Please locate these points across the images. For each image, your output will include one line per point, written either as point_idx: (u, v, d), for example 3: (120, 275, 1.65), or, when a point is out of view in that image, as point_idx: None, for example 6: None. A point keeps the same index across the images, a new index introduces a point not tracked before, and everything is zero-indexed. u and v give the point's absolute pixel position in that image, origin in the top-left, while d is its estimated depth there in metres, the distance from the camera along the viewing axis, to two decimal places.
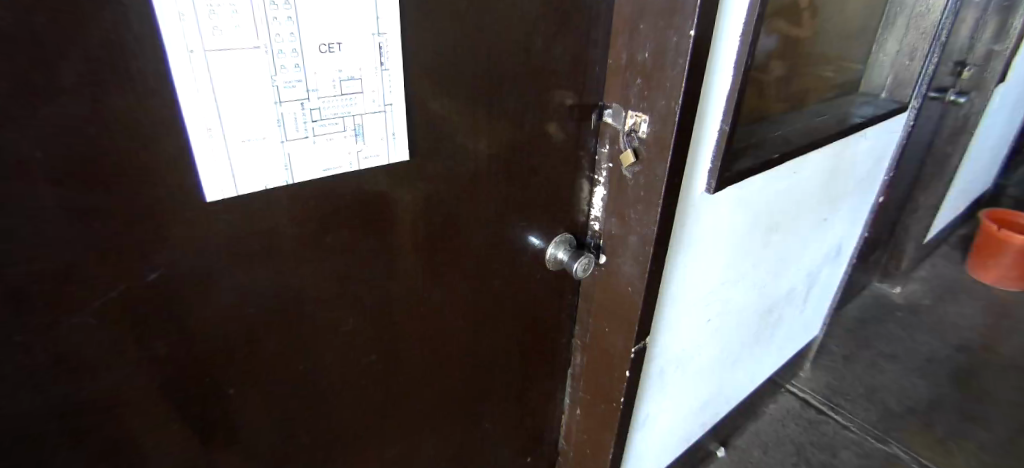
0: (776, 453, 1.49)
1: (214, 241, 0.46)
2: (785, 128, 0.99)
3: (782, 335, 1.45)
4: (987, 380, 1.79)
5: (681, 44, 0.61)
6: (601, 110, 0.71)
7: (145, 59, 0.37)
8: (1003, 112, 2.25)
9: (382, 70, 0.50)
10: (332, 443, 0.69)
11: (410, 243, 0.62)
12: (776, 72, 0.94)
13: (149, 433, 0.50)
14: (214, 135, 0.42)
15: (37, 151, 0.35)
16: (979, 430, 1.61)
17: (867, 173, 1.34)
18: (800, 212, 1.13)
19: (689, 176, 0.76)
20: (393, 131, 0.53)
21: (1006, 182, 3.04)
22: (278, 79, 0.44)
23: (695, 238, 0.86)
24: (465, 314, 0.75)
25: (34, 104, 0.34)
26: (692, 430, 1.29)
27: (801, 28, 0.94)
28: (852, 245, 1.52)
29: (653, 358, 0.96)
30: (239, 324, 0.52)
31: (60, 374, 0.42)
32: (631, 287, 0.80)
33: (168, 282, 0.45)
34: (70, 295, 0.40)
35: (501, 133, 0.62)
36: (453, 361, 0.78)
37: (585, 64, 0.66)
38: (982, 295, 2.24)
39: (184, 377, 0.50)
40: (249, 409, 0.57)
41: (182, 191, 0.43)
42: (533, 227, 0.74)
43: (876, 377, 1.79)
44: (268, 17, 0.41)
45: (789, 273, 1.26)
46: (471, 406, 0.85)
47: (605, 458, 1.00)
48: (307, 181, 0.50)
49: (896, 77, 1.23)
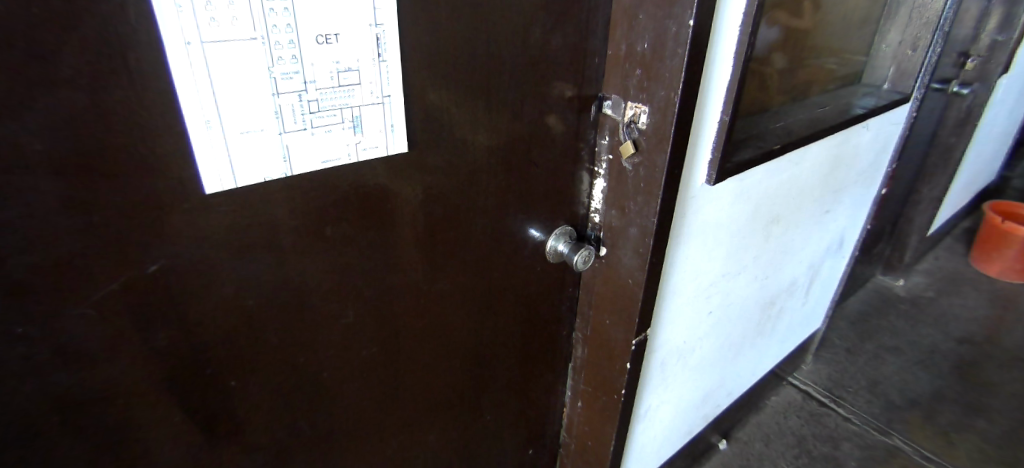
0: (777, 445, 1.49)
1: (214, 232, 0.46)
2: (787, 119, 0.98)
3: (783, 328, 1.44)
4: (990, 373, 1.78)
5: (681, 34, 0.60)
6: (601, 102, 0.71)
7: (143, 51, 0.37)
8: (1007, 104, 2.23)
9: (380, 61, 0.50)
10: (334, 436, 0.70)
11: (410, 237, 0.62)
12: (777, 64, 0.93)
13: (150, 424, 0.50)
14: (212, 127, 0.43)
15: (37, 143, 0.35)
16: (980, 422, 1.60)
17: (869, 165, 1.34)
18: (801, 204, 1.12)
19: (689, 165, 0.75)
20: (391, 122, 0.53)
21: (1011, 175, 3.03)
22: (275, 71, 0.44)
23: (696, 229, 0.85)
24: (466, 307, 0.75)
25: (34, 96, 0.34)
26: (694, 422, 1.29)
27: (803, 19, 0.93)
28: (852, 239, 1.52)
29: (653, 350, 0.96)
30: (241, 316, 0.52)
31: (64, 366, 0.42)
32: (631, 279, 0.80)
33: (167, 275, 0.45)
34: (72, 287, 0.40)
35: (501, 126, 0.62)
36: (454, 354, 0.78)
37: (585, 56, 0.66)
38: (985, 287, 2.23)
39: (184, 370, 0.50)
40: (249, 403, 0.58)
41: (183, 184, 0.43)
42: (533, 219, 0.74)
43: (878, 369, 1.79)
44: (265, 9, 0.41)
45: (790, 266, 1.25)
46: (473, 397, 0.86)
47: (605, 449, 1.00)
48: (306, 173, 0.50)
49: (898, 68, 1.22)
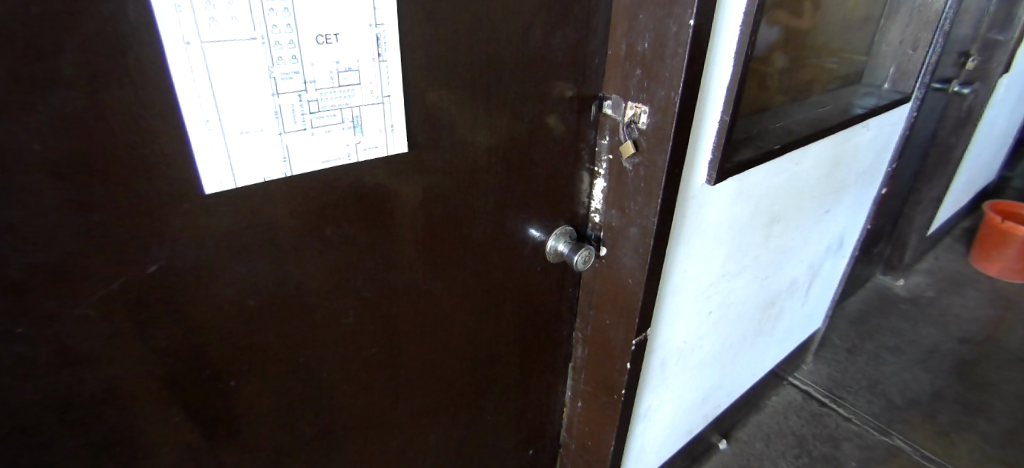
0: (777, 445, 1.49)
1: (214, 232, 0.46)
2: (787, 119, 0.98)
3: (784, 328, 1.44)
4: (990, 373, 1.78)
5: (681, 34, 0.60)
6: (601, 102, 0.71)
7: (143, 51, 0.37)
8: (1007, 103, 2.22)
9: (380, 61, 0.50)
10: (333, 436, 0.70)
11: (409, 237, 0.62)
12: (777, 64, 0.93)
13: (150, 424, 0.50)
14: (212, 127, 0.42)
15: (36, 143, 0.35)
16: (980, 422, 1.60)
17: (869, 165, 1.34)
18: (801, 204, 1.12)
19: (689, 165, 0.75)
20: (391, 122, 0.53)
21: (1011, 175, 3.03)
22: (275, 71, 0.44)
23: (696, 229, 0.85)
24: (466, 307, 0.75)
25: (33, 95, 0.34)
26: (694, 422, 1.29)
27: (803, 19, 0.93)
28: (853, 239, 1.52)
29: (653, 350, 0.96)
30: (241, 316, 0.52)
31: (63, 366, 0.42)
32: (631, 279, 0.80)
33: (167, 275, 0.45)
34: (72, 287, 0.40)
35: (501, 126, 0.62)
36: (454, 354, 0.78)
37: (585, 55, 0.66)
38: (986, 286, 2.23)
39: (184, 370, 0.50)
40: (249, 403, 0.58)
41: (182, 184, 0.43)
42: (533, 219, 0.74)
43: (878, 369, 1.79)
44: (265, 9, 0.41)
45: (790, 266, 1.25)
46: (473, 397, 0.86)
47: (605, 449, 1.00)
48: (305, 173, 0.50)
49: (898, 68, 1.22)
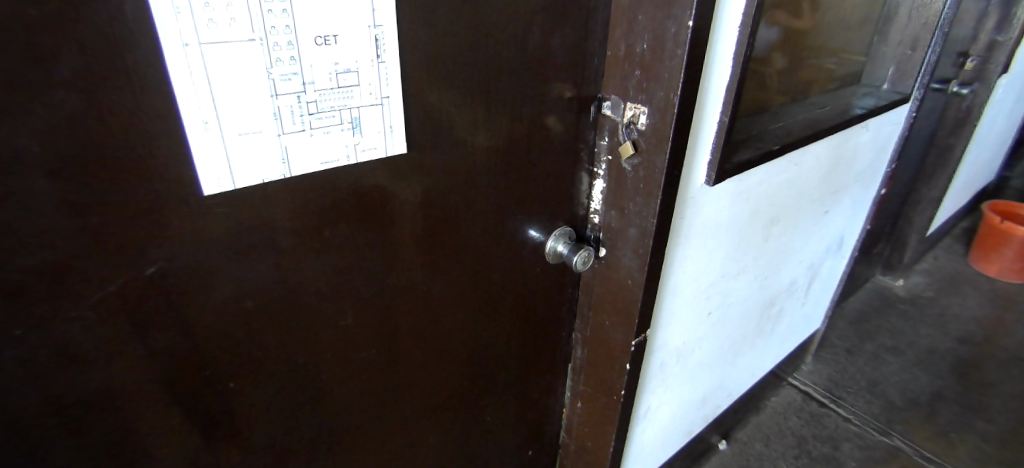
0: (777, 446, 1.49)
1: (213, 233, 0.46)
2: (786, 120, 0.98)
3: (783, 328, 1.45)
4: (990, 373, 1.78)
5: (680, 34, 0.60)
6: (600, 102, 0.71)
7: (142, 52, 0.37)
8: (1006, 104, 2.23)
9: (379, 62, 0.50)
10: (332, 437, 0.70)
11: (409, 238, 0.62)
12: (777, 64, 0.93)
13: (149, 425, 0.50)
14: (211, 129, 0.42)
15: (36, 145, 0.35)
16: (980, 422, 1.60)
17: (868, 165, 1.34)
18: (801, 204, 1.13)
19: (688, 165, 0.75)
20: (390, 124, 0.53)
21: (1011, 175, 3.03)
22: (273, 72, 0.44)
23: (696, 229, 0.85)
24: (466, 308, 0.75)
25: (32, 97, 0.34)
26: (694, 422, 1.29)
27: (802, 19, 0.93)
28: (852, 239, 1.52)
29: (653, 351, 0.96)
30: (240, 317, 0.52)
31: (62, 367, 0.42)
32: (631, 280, 0.80)
33: (166, 276, 0.45)
34: (72, 288, 0.40)
35: (501, 127, 0.62)
36: (454, 355, 0.78)
37: (585, 56, 0.66)
38: (985, 286, 2.23)
39: (183, 371, 0.50)
40: (248, 404, 0.58)
41: (181, 185, 0.43)
42: (532, 220, 0.74)
43: (878, 369, 1.79)
44: (263, 10, 0.41)
45: (790, 266, 1.25)
46: (472, 398, 0.86)
47: (605, 450, 1.00)
48: (304, 174, 0.50)
49: (897, 68, 1.22)
